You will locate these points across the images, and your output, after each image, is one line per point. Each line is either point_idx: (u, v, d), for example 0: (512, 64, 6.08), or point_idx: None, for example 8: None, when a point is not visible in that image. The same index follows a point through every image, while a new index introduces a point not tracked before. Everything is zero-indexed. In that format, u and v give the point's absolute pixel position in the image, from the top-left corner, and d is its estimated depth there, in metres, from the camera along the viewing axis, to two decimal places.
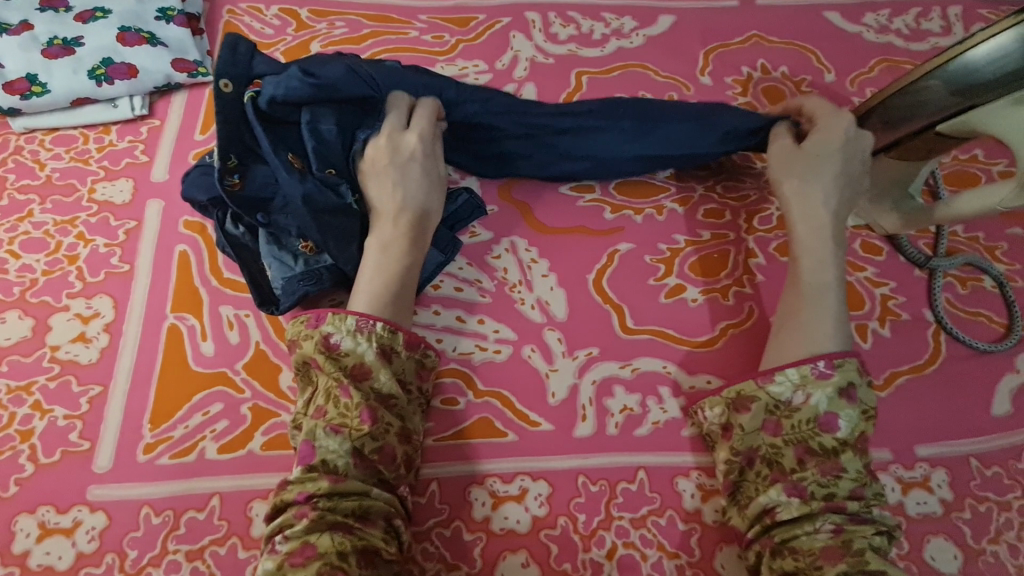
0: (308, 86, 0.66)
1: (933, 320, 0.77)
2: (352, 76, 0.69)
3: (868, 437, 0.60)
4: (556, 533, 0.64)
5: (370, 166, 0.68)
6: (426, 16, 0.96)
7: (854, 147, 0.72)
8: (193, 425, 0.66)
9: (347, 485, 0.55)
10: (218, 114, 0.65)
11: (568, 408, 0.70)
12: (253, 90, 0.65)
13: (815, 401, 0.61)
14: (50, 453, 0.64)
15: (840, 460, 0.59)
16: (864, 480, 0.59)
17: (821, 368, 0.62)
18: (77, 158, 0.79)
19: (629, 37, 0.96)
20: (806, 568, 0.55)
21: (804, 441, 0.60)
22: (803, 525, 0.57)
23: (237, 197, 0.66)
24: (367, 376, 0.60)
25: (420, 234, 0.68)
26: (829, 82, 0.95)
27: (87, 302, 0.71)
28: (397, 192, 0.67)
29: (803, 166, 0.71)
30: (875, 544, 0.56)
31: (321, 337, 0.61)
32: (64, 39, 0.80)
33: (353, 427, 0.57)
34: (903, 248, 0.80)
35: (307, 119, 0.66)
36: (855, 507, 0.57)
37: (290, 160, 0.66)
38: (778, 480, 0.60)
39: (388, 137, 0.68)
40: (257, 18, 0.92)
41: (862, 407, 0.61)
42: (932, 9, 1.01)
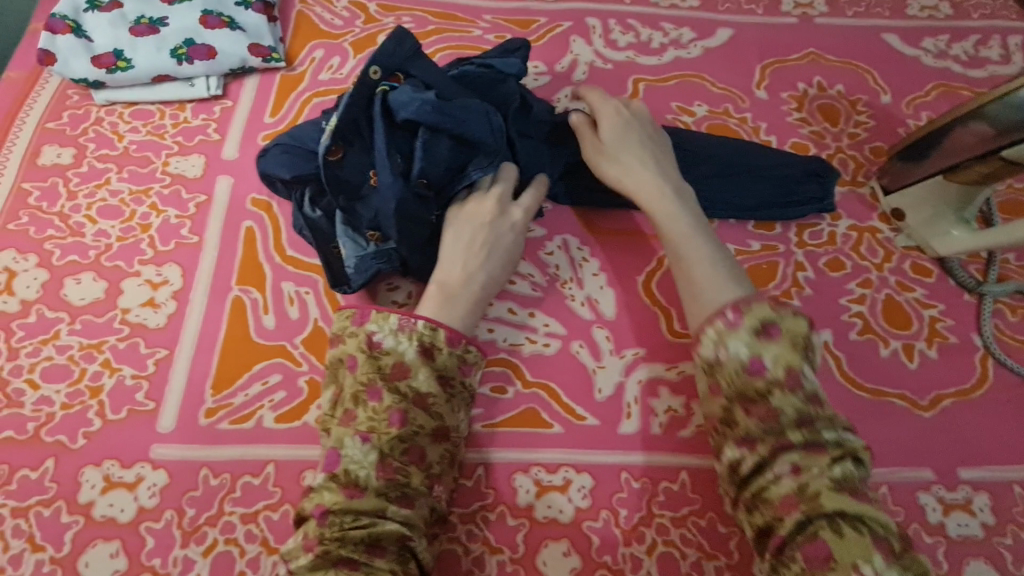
0: (436, 112, 0.66)
1: (981, 345, 0.77)
2: (485, 118, 0.69)
3: (799, 369, 0.56)
4: (598, 525, 0.65)
5: (462, 216, 0.70)
6: (490, 16, 0.99)
7: (638, 130, 0.77)
8: (253, 394, 0.68)
9: (362, 503, 0.56)
10: (351, 93, 0.66)
11: (613, 404, 0.71)
12: (388, 88, 0.66)
13: (735, 351, 0.57)
14: (117, 409, 0.67)
15: (773, 400, 0.55)
16: (813, 413, 0.55)
17: (730, 317, 0.59)
18: (154, 132, 0.83)
19: (687, 48, 0.98)
20: (769, 522, 0.53)
21: (737, 393, 0.57)
22: (766, 475, 0.54)
23: (332, 173, 0.68)
24: (403, 375, 0.61)
25: (489, 293, 0.70)
26: (885, 103, 0.95)
27: (157, 270, 0.74)
28: (483, 249, 0.70)
29: (616, 159, 0.74)
30: (834, 475, 0.51)
31: (365, 335, 0.63)
32: (150, 19, 0.84)
33: (382, 431, 0.59)
34: (953, 271, 0.80)
35: (424, 137, 0.67)
36: (800, 442, 0.54)
37: (398, 164, 0.67)
38: (732, 433, 0.57)
39: (497, 201, 0.71)
40: (328, 9, 0.96)
41: (789, 335, 0.57)
42: (992, 38, 1.01)
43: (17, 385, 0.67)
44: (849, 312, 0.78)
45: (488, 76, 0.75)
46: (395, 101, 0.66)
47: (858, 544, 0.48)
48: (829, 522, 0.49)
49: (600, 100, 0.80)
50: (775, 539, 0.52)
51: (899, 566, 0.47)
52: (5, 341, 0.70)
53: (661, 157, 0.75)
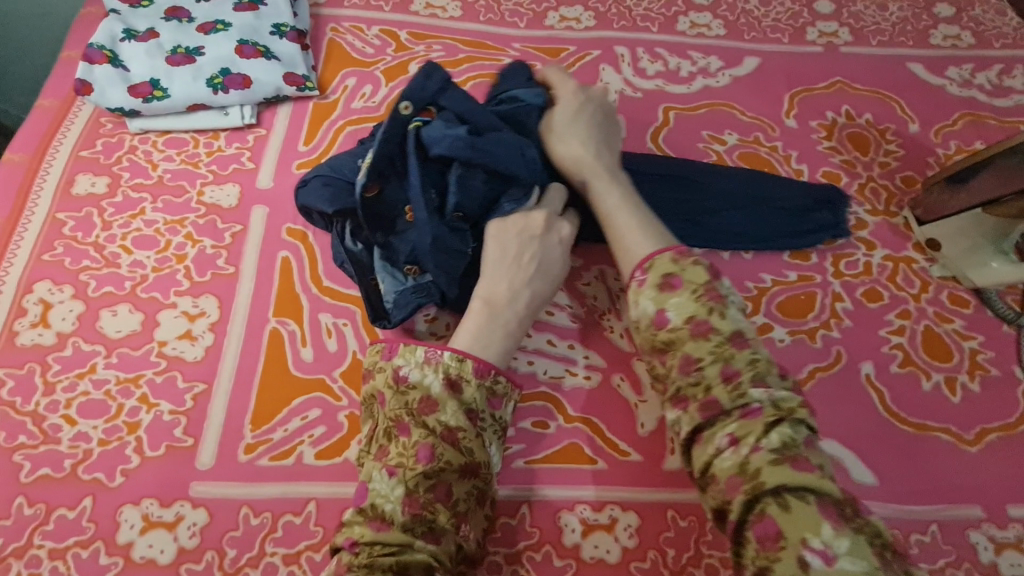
0: (468, 146, 0.65)
1: (1022, 378, 0.76)
2: (517, 152, 0.68)
3: (703, 317, 0.57)
4: (645, 566, 0.64)
5: (507, 230, 0.68)
6: (519, 44, 0.99)
7: (591, 110, 0.76)
8: (292, 429, 0.67)
9: (388, 535, 0.53)
10: (386, 130, 0.66)
11: (657, 440, 0.70)
12: (421, 124, 0.66)
13: (642, 306, 0.60)
14: (155, 446, 0.66)
15: (686, 350, 0.57)
16: (726, 356, 0.56)
17: (638, 277, 0.62)
18: (188, 161, 0.83)
19: (715, 77, 0.99)
20: (721, 504, 0.51)
21: (650, 345, 0.59)
22: (708, 448, 0.54)
23: (369, 208, 0.68)
24: (432, 410, 0.59)
25: (533, 312, 0.68)
26: (913, 132, 0.96)
27: (194, 301, 0.74)
28: (530, 266, 0.68)
29: (566, 136, 0.74)
30: (772, 446, 0.50)
31: (392, 370, 0.62)
32: (186, 48, 0.84)
33: (409, 466, 0.56)
34: (991, 302, 0.80)
35: (459, 171, 0.67)
36: (726, 402, 0.54)
37: (433, 200, 0.67)
38: (665, 394, 0.58)
39: (544, 218, 0.70)
40: (359, 37, 0.96)
41: (689, 286, 0.59)
42: (1015, 67, 1.02)
43: (54, 421, 0.66)
44: (888, 344, 0.78)
45: (516, 110, 0.75)
46: (428, 137, 0.66)
47: (808, 519, 0.47)
48: (773, 498, 0.48)
49: (559, 77, 0.79)
50: (729, 522, 0.50)
51: (848, 531, 0.46)
52: (41, 375, 0.69)
53: (607, 140, 0.76)
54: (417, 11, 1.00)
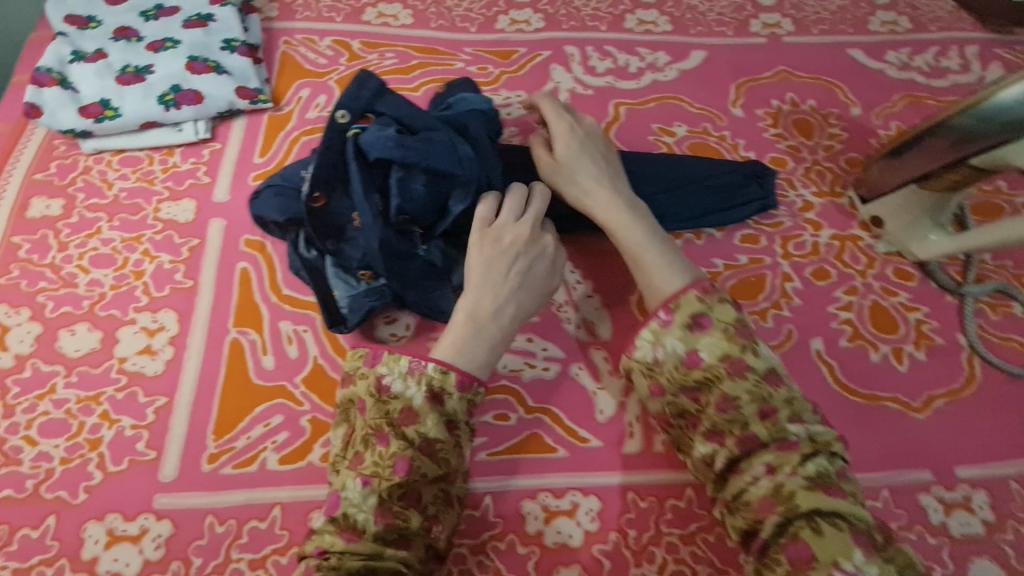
0: (401, 149, 0.65)
1: (966, 345, 0.79)
2: (450, 151, 0.68)
3: (737, 356, 0.60)
4: (608, 548, 0.65)
5: (490, 241, 0.68)
6: (471, 48, 1.01)
7: (593, 145, 0.77)
8: (254, 436, 0.68)
9: (359, 545, 0.54)
10: (325, 140, 0.67)
11: (616, 425, 0.72)
12: (359, 130, 0.67)
13: (671, 347, 0.62)
14: (117, 461, 0.66)
15: (723, 389, 0.59)
16: (762, 394, 0.59)
17: (662, 317, 0.63)
18: (143, 179, 0.84)
19: (663, 71, 1.01)
20: (751, 524, 0.56)
21: (682, 386, 0.62)
22: (743, 477, 0.57)
23: (318, 216, 0.69)
24: (413, 421, 0.60)
25: (517, 326, 0.67)
26: (855, 115, 0.99)
27: (153, 316, 0.74)
28: (514, 279, 0.67)
29: (568, 174, 0.75)
30: (808, 474, 0.55)
31: (375, 379, 0.62)
32: (135, 67, 0.85)
33: (384, 477, 0.57)
34: (933, 274, 0.83)
35: (398, 175, 0.67)
36: (764, 436, 0.57)
37: (378, 204, 0.68)
38: (698, 428, 0.61)
39: (528, 230, 0.69)
40: (312, 49, 0.98)
41: (720, 325, 0.62)
42: (950, 49, 1.06)
43: (15, 443, 0.67)
44: (837, 320, 0.80)
45: (461, 113, 0.76)
46: (365, 142, 0.66)
47: (838, 543, 0.50)
48: (806, 522, 0.52)
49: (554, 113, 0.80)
50: (758, 541, 0.54)
51: (878, 558, 0.50)
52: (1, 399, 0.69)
53: (613, 171, 0.76)
54: (369, 21, 1.02)
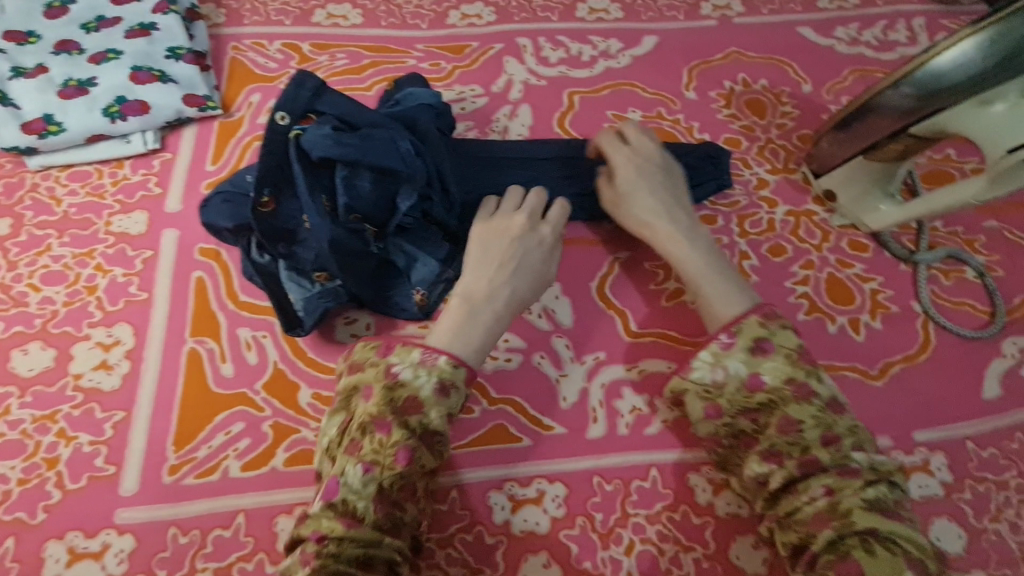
0: (342, 147, 0.65)
1: (920, 311, 0.80)
2: (391, 147, 0.68)
3: (802, 380, 0.59)
4: (574, 533, 0.66)
5: (489, 230, 0.72)
6: (423, 45, 1.01)
7: (651, 169, 0.76)
8: (216, 445, 0.68)
9: (359, 533, 0.54)
10: (264, 143, 0.66)
11: (579, 411, 0.72)
12: (299, 130, 0.66)
13: (733, 369, 0.61)
14: (76, 478, 0.65)
15: (787, 412, 0.58)
16: (827, 421, 0.58)
17: (724, 340, 0.63)
18: (93, 193, 0.82)
19: (616, 58, 1.02)
20: (803, 538, 0.55)
21: (742, 409, 0.60)
22: (800, 496, 0.56)
23: (266, 221, 0.68)
24: (417, 410, 0.59)
25: (513, 310, 0.68)
26: (807, 92, 1.00)
27: (107, 331, 0.73)
28: (509, 264, 0.70)
29: (628, 206, 0.75)
30: (867, 497, 0.53)
31: (386, 368, 0.61)
32: (78, 80, 0.84)
33: (387, 466, 0.56)
34: (887, 244, 0.84)
35: (343, 174, 0.67)
36: (826, 460, 0.56)
37: (324, 204, 0.68)
38: (755, 449, 0.60)
39: (525, 221, 0.72)
40: (260, 53, 0.97)
41: (782, 350, 0.61)
42: (898, 21, 1.07)
43: None
44: (794, 294, 0.81)
45: (410, 108, 0.77)
46: (305, 142, 0.65)
47: (891, 564, 0.49)
48: (860, 541, 0.51)
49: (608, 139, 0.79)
50: (808, 557, 0.54)
51: None
52: None
53: (672, 194, 0.75)
54: (318, 22, 1.01)
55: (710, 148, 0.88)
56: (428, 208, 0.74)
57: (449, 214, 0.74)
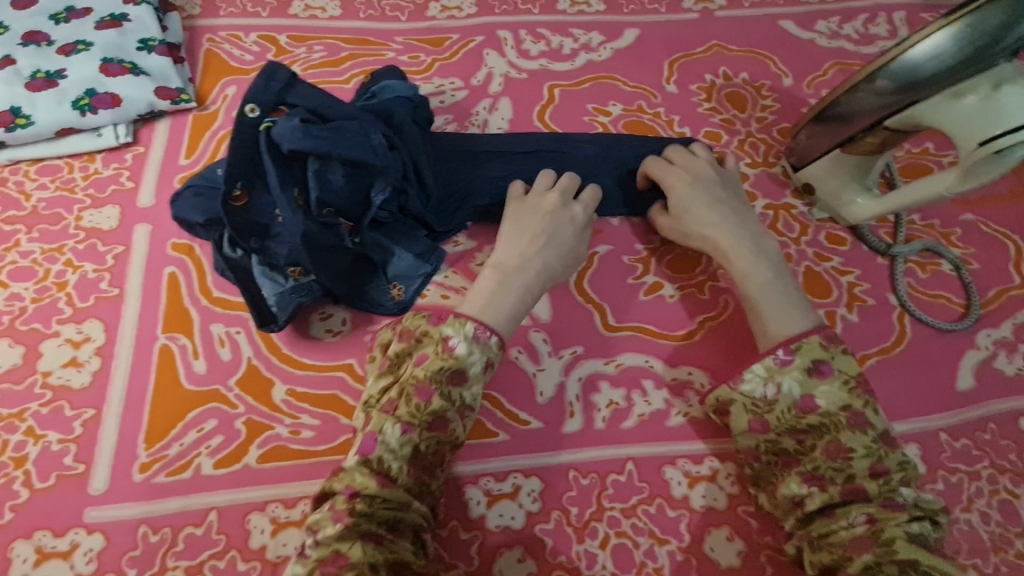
0: (311, 139, 0.64)
1: (897, 304, 0.81)
2: (362, 139, 0.67)
3: (858, 408, 0.60)
4: (550, 527, 0.66)
5: (522, 208, 0.73)
6: (402, 37, 1.00)
7: (705, 186, 0.75)
8: (188, 442, 0.67)
9: (392, 493, 0.56)
10: (234, 135, 0.65)
11: (556, 405, 0.72)
12: (269, 123, 0.65)
13: (787, 389, 0.62)
14: (44, 477, 0.65)
15: (838, 438, 0.59)
16: (878, 453, 0.58)
17: (781, 356, 0.63)
18: (63, 188, 0.81)
19: (597, 51, 1.01)
20: (837, 560, 0.56)
21: (791, 427, 0.61)
22: (839, 519, 0.57)
23: (236, 215, 0.67)
24: (460, 383, 0.61)
25: (543, 283, 0.70)
26: (787, 86, 1.00)
27: (77, 327, 0.72)
28: (541, 239, 0.71)
29: (685, 229, 0.75)
30: (911, 531, 0.55)
31: (442, 339, 0.62)
32: (46, 72, 0.82)
33: (425, 431, 0.59)
34: (865, 237, 0.85)
35: (315, 167, 0.66)
36: (873, 490, 0.57)
37: (296, 197, 0.67)
38: (795, 468, 0.61)
39: (557, 200, 0.74)
40: (236, 45, 0.95)
41: (840, 375, 0.62)
42: (879, 15, 1.07)
43: None
44: None
45: (387, 100, 0.76)
46: (275, 135, 0.64)
47: None
48: (899, 570, 0.52)
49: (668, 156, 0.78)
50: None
51: None
52: None
53: (730, 207, 0.73)
54: (296, 14, 0.99)
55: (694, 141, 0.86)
56: (404, 202, 0.73)
57: (425, 206, 0.76)
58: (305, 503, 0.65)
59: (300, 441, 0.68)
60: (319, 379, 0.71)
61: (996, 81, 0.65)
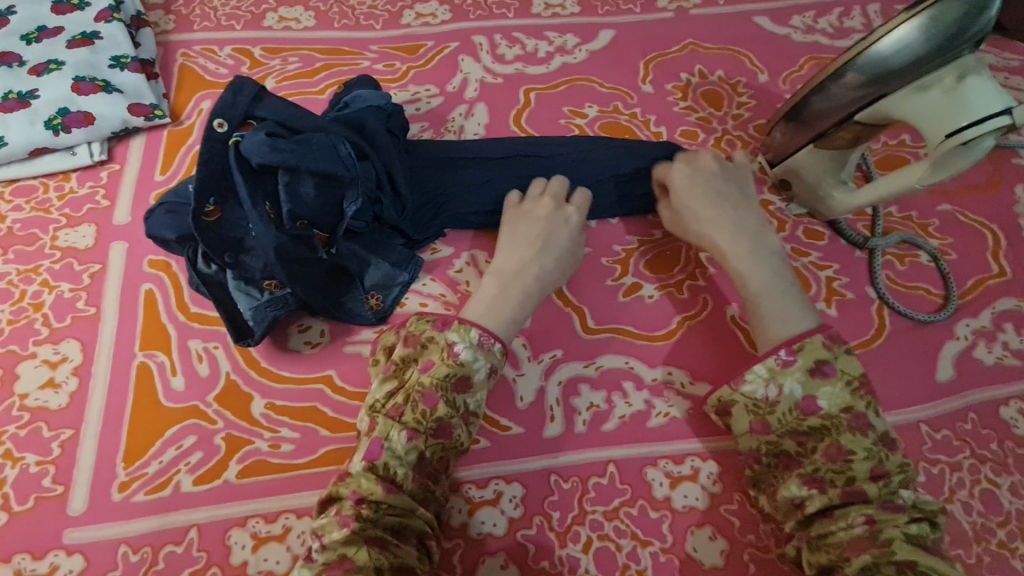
0: (280, 153, 0.64)
1: (876, 297, 0.81)
2: (331, 151, 0.67)
3: (860, 411, 0.60)
4: (533, 533, 0.66)
5: (518, 215, 0.75)
6: (377, 46, 1.00)
7: (706, 183, 0.75)
8: (167, 460, 0.67)
9: (397, 499, 0.56)
10: (203, 151, 0.65)
11: (536, 410, 0.72)
12: (238, 137, 0.65)
13: (789, 390, 0.62)
14: (23, 500, 0.65)
15: (840, 440, 0.59)
16: (878, 456, 0.58)
17: (783, 357, 0.62)
18: (38, 208, 0.81)
19: (573, 53, 1.01)
20: (835, 560, 0.57)
21: (793, 429, 0.61)
22: (837, 520, 0.57)
23: (209, 230, 0.66)
24: (464, 390, 0.61)
25: (544, 287, 0.71)
26: (763, 82, 1.00)
27: (54, 348, 0.72)
28: (538, 243, 0.72)
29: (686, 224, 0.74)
30: (909, 532, 0.55)
31: (446, 345, 0.62)
32: (18, 93, 0.82)
33: (431, 437, 0.59)
34: (843, 231, 0.85)
35: (286, 180, 0.66)
36: (872, 492, 0.57)
37: (268, 211, 0.67)
38: (796, 471, 0.60)
39: (551, 205, 0.75)
40: (211, 59, 0.95)
41: (844, 377, 0.61)
42: (853, 8, 1.08)
43: None
44: None
45: (359, 109, 0.75)
46: (243, 150, 0.64)
47: None
48: (897, 572, 0.53)
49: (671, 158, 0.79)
50: None
51: None
52: None
53: (728, 202, 0.73)
54: (270, 26, 0.99)
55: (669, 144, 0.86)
56: (379, 211, 0.74)
57: (401, 215, 0.76)
58: (286, 517, 0.65)
59: (280, 455, 0.68)
60: (298, 392, 0.71)
61: (961, 72, 0.65)
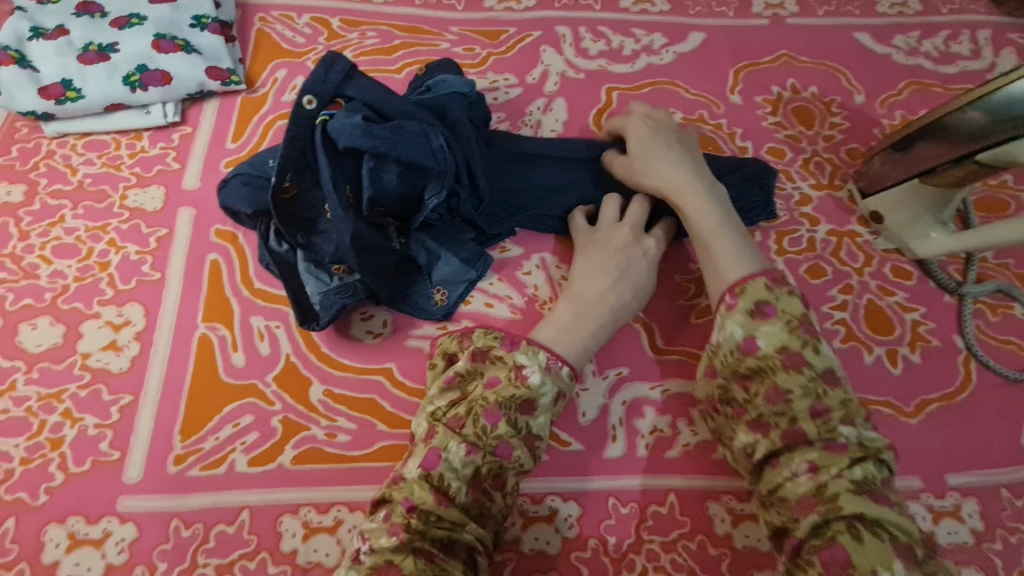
0: (370, 137, 0.62)
1: (963, 347, 0.76)
2: (422, 141, 0.64)
3: (796, 349, 0.58)
4: (586, 555, 0.64)
5: (594, 242, 0.71)
6: (457, 27, 0.96)
7: (663, 135, 0.75)
8: (223, 437, 0.66)
9: (449, 512, 0.54)
10: (290, 127, 0.63)
11: (597, 428, 0.69)
12: (326, 116, 0.63)
13: (730, 331, 0.60)
14: (80, 461, 0.64)
15: (776, 381, 0.57)
16: (817, 392, 0.56)
17: (729, 301, 0.62)
18: (109, 164, 0.80)
19: (659, 54, 0.96)
20: (788, 521, 0.53)
21: (734, 371, 0.60)
22: (784, 472, 0.55)
23: (286, 208, 0.65)
24: (528, 412, 0.59)
25: (618, 319, 0.68)
26: (859, 103, 0.94)
27: (118, 310, 0.71)
28: (614, 273, 0.68)
29: (643, 168, 0.72)
30: (854, 477, 0.51)
31: (514, 366, 0.60)
32: (98, 45, 0.80)
33: (489, 454, 0.56)
34: (934, 273, 0.80)
35: (370, 166, 0.63)
36: (812, 433, 0.54)
37: (348, 195, 0.64)
38: (744, 418, 0.59)
39: (629, 233, 0.71)
40: (289, 26, 0.93)
41: (783, 316, 0.59)
42: (962, 32, 1.01)
43: None
44: (831, 319, 0.78)
45: (442, 95, 0.72)
46: (331, 130, 0.62)
47: (879, 551, 0.47)
48: (847, 527, 0.49)
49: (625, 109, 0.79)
50: (793, 539, 0.52)
51: None
52: None
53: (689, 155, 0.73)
54: None
55: (760, 168, 0.81)
56: (454, 204, 0.70)
57: (477, 210, 0.71)
58: (339, 509, 0.64)
59: (336, 445, 0.66)
60: (359, 382, 0.69)
61: None
